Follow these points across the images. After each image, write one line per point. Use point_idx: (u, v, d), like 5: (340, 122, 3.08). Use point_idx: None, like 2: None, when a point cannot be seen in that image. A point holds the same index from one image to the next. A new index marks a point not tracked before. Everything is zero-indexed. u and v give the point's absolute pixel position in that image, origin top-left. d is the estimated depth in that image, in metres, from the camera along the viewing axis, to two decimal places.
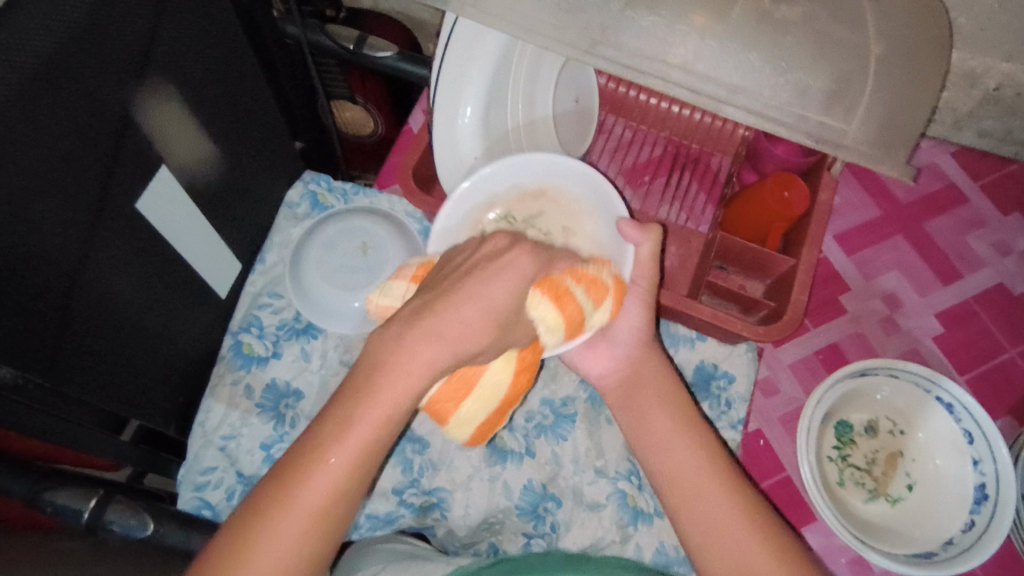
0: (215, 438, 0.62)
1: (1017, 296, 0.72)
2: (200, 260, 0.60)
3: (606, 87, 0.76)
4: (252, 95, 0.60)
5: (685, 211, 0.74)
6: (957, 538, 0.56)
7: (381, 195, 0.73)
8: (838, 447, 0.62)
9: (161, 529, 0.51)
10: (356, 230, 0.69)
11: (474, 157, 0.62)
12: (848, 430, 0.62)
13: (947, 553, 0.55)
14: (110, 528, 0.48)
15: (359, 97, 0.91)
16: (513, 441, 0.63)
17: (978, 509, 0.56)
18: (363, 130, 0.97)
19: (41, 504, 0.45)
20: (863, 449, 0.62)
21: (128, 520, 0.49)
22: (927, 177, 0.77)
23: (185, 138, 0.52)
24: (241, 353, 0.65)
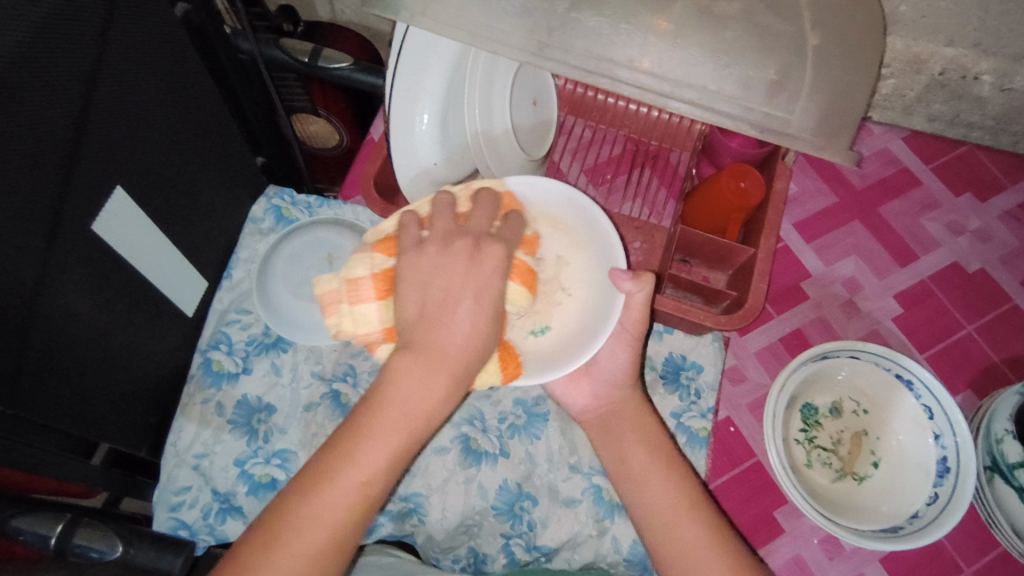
0: (187, 457, 0.62)
1: (972, 274, 0.74)
2: (164, 278, 0.60)
3: (564, 89, 0.77)
4: (210, 111, 0.60)
5: (648, 206, 0.76)
6: (921, 513, 0.58)
7: (345, 206, 0.73)
8: (805, 430, 0.64)
9: (130, 549, 0.50)
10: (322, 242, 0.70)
11: (434, 163, 0.62)
12: (813, 412, 0.64)
13: (913, 527, 0.57)
14: (79, 552, 0.48)
15: (322, 110, 0.91)
16: (487, 443, 0.63)
17: (941, 482, 0.58)
18: (327, 142, 0.97)
19: (7, 530, 0.45)
20: (829, 430, 0.64)
21: (96, 544, 0.49)
22: (880, 162, 0.79)
23: (140, 158, 0.52)
24: (210, 371, 0.65)
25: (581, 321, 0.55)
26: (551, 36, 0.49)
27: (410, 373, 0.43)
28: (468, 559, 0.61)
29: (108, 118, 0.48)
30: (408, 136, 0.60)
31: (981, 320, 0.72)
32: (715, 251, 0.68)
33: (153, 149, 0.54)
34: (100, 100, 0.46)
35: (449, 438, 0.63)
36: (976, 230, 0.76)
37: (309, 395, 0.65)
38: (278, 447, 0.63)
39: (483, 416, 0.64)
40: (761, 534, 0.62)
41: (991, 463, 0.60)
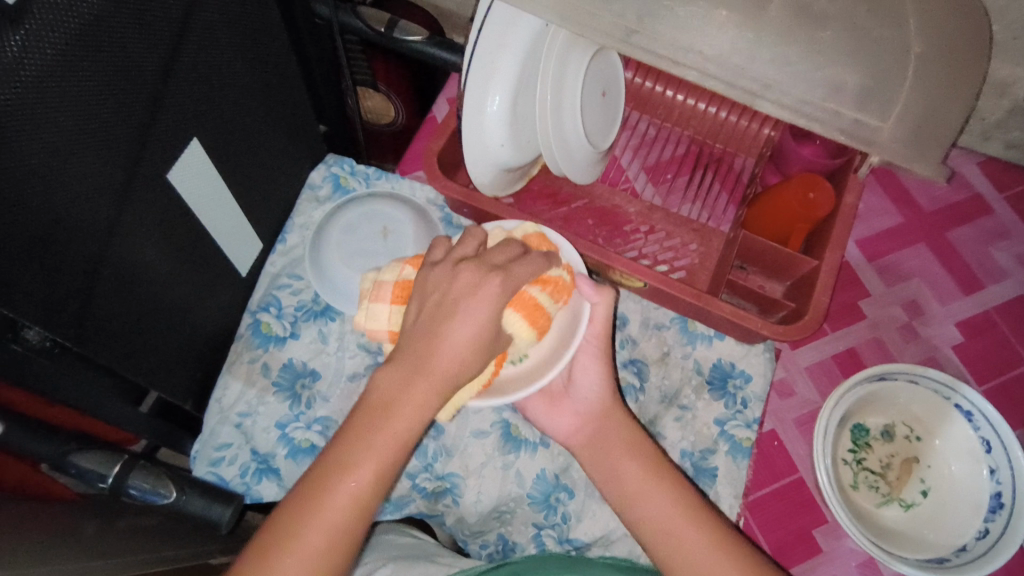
0: (231, 415, 0.62)
1: None
2: (224, 235, 0.60)
3: (631, 83, 0.76)
4: (283, 72, 0.60)
5: (707, 210, 0.74)
6: (969, 546, 0.56)
7: (403, 180, 0.73)
8: (854, 450, 0.62)
9: (184, 497, 0.51)
10: (378, 215, 0.69)
11: (501, 144, 0.61)
12: (864, 433, 0.62)
13: (959, 559, 0.55)
14: (131, 492, 0.49)
15: (382, 85, 0.91)
16: (528, 430, 0.63)
17: (992, 517, 0.56)
18: (382, 118, 0.97)
19: (65, 465, 0.48)
20: (878, 453, 0.62)
21: (148, 486, 0.50)
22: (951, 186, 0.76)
23: (214, 112, 0.52)
24: (259, 332, 0.65)
25: (553, 346, 0.57)
26: (637, 21, 0.47)
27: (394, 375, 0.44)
28: (496, 545, 0.61)
29: (190, 69, 0.47)
30: (478, 114, 0.59)
31: None
32: (776, 260, 0.66)
33: (227, 104, 0.53)
34: (185, 49, 0.46)
35: (490, 421, 0.63)
36: None
37: (353, 365, 0.65)
38: (319, 415, 0.63)
39: None
40: (797, 551, 0.61)
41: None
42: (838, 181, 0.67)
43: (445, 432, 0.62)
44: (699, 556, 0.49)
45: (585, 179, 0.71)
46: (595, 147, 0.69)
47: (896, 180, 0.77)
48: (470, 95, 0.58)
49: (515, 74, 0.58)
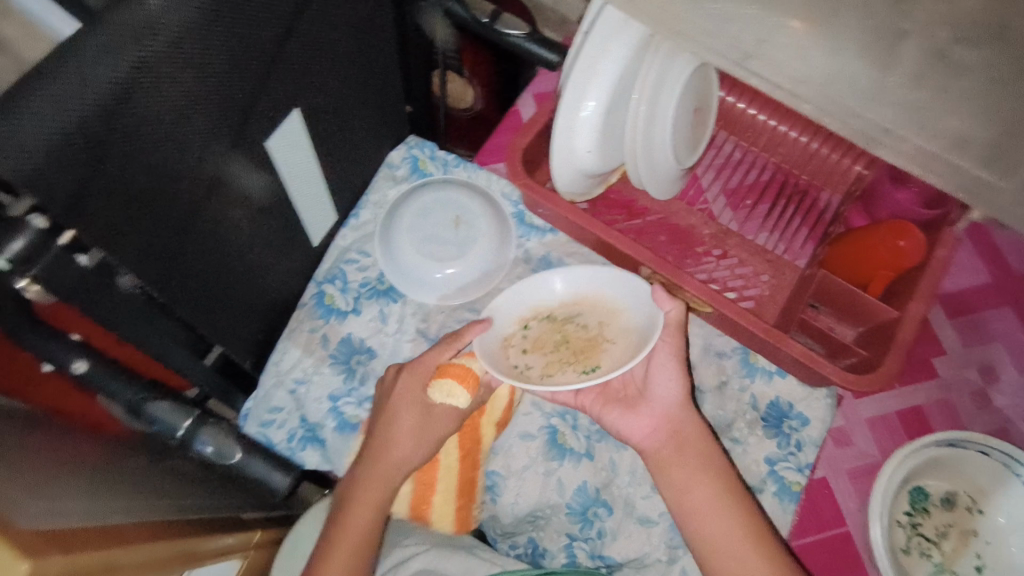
0: (287, 380, 0.64)
1: None
2: (305, 205, 0.61)
3: (723, 101, 0.74)
4: (382, 49, 0.60)
5: (784, 241, 0.72)
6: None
7: (481, 171, 0.73)
8: (910, 513, 0.60)
9: (246, 458, 0.54)
10: (451, 202, 0.69)
11: (586, 150, 0.61)
12: (923, 498, 0.60)
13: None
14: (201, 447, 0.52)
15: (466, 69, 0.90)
16: (574, 440, 0.62)
17: None
18: (459, 104, 0.97)
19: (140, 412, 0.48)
20: (935, 520, 0.59)
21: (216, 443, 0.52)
22: None
23: (317, 83, 0.52)
24: (322, 304, 0.66)
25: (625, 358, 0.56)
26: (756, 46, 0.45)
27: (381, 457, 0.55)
28: (525, 548, 0.61)
29: (304, 44, 0.48)
30: (570, 118, 0.59)
31: None
32: (853, 304, 0.64)
33: (328, 78, 0.54)
34: (303, 24, 0.46)
35: (537, 426, 0.63)
36: None
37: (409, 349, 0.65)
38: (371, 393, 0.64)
39: (575, 413, 0.63)
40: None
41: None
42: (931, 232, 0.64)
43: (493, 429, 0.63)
44: None
45: (664, 195, 0.70)
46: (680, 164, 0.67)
47: (988, 238, 0.73)
48: (565, 96, 0.58)
49: (614, 81, 0.57)
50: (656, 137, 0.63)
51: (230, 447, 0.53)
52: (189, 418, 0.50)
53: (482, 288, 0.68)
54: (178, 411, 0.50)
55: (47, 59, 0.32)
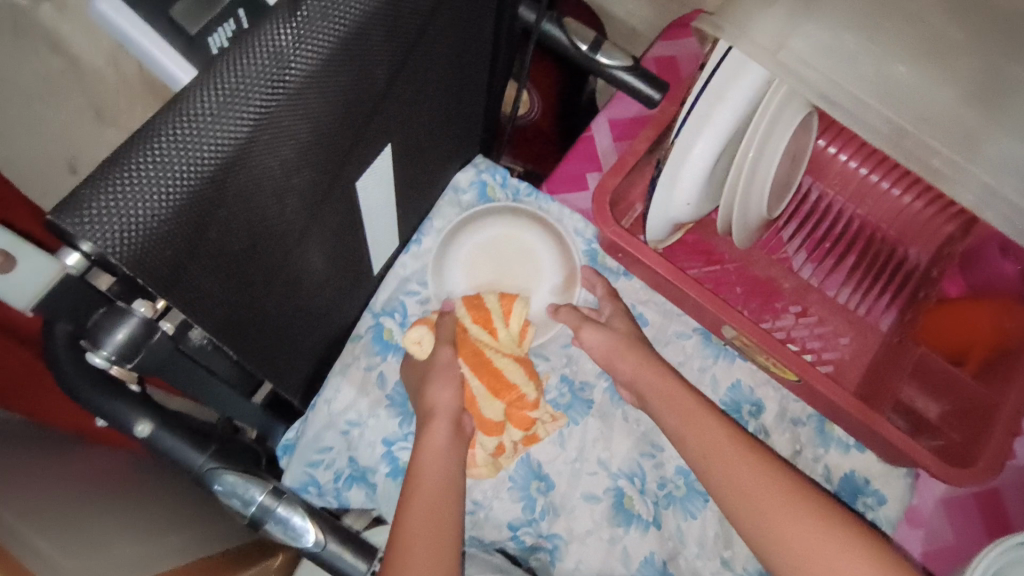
0: (339, 421, 0.59)
1: None
2: (376, 236, 0.56)
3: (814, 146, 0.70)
4: (474, 76, 0.55)
5: (867, 303, 0.68)
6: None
7: (552, 202, 0.68)
8: None
9: (327, 545, 0.50)
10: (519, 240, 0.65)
11: (687, 201, 0.56)
12: None
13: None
14: (270, 526, 0.48)
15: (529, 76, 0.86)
16: (642, 506, 0.58)
17: None
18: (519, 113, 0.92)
19: (208, 481, 0.45)
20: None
21: (288, 521, 0.49)
22: None
23: (412, 114, 0.47)
24: (380, 339, 0.61)
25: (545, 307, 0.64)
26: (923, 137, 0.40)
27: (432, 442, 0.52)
28: None
29: (410, 75, 0.43)
30: (677, 168, 0.54)
31: None
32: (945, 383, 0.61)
33: (425, 110, 0.49)
34: (413, 56, 0.41)
35: (604, 488, 0.59)
36: None
37: None
38: None
39: (643, 476, 0.59)
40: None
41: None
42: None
43: (555, 488, 0.59)
44: None
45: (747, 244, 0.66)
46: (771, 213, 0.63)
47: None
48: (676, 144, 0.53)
49: (732, 135, 0.53)
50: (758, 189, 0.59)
51: (304, 523, 0.49)
52: (263, 490, 0.47)
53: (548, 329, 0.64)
54: (249, 480, 0.47)
55: (160, 118, 0.27)
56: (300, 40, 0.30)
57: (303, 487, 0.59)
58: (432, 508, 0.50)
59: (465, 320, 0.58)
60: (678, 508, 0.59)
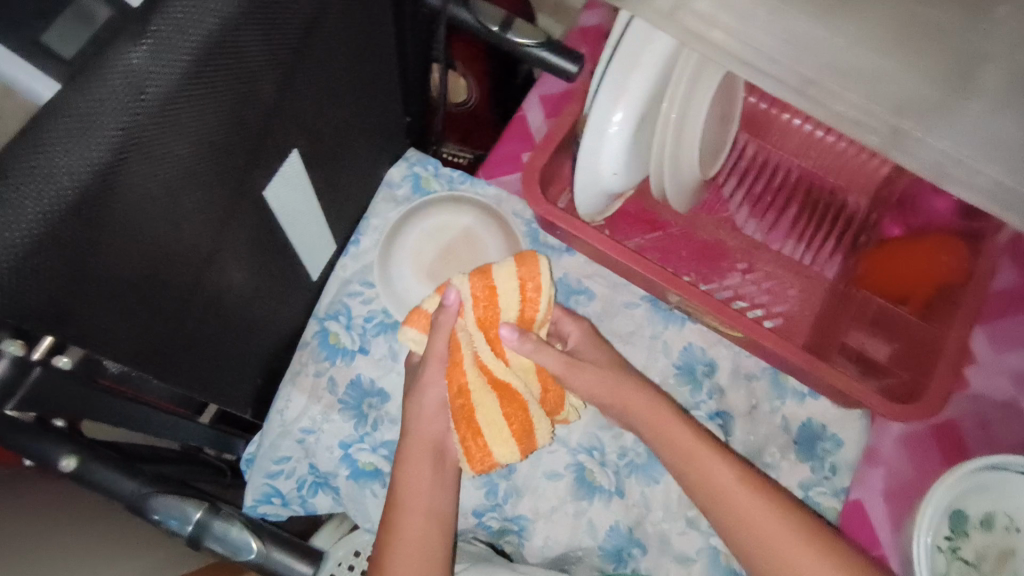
0: (293, 430, 0.59)
1: None
2: (305, 242, 0.56)
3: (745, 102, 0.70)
4: (385, 68, 0.54)
5: (811, 252, 0.68)
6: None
7: (489, 186, 0.68)
8: (949, 537, 0.58)
9: (263, 548, 0.54)
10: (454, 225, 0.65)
11: (614, 171, 0.56)
12: (963, 521, 0.57)
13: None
14: (210, 543, 0.50)
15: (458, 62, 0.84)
16: (604, 477, 0.59)
17: None
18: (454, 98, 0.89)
19: (145, 508, 0.45)
20: (971, 543, 0.57)
21: (227, 536, 0.51)
22: None
23: (317, 118, 0.47)
24: (327, 344, 0.61)
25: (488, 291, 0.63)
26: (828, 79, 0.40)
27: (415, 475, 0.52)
28: None
29: (307, 72, 0.42)
30: (596, 138, 0.54)
31: None
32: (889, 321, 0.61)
33: (332, 109, 0.49)
34: (303, 61, 0.40)
35: (564, 464, 0.59)
36: None
37: None
38: (384, 438, 0.59)
39: (603, 448, 0.60)
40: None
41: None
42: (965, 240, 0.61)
43: (515, 471, 0.59)
44: None
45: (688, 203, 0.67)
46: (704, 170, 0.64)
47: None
48: (591, 117, 0.53)
49: (646, 100, 0.52)
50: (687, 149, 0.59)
51: (244, 536, 0.52)
52: (199, 510, 0.48)
53: None
54: (189, 501, 0.48)
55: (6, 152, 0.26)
56: (154, 58, 0.29)
57: (267, 498, 0.59)
58: (418, 514, 0.51)
59: (466, 320, 0.51)
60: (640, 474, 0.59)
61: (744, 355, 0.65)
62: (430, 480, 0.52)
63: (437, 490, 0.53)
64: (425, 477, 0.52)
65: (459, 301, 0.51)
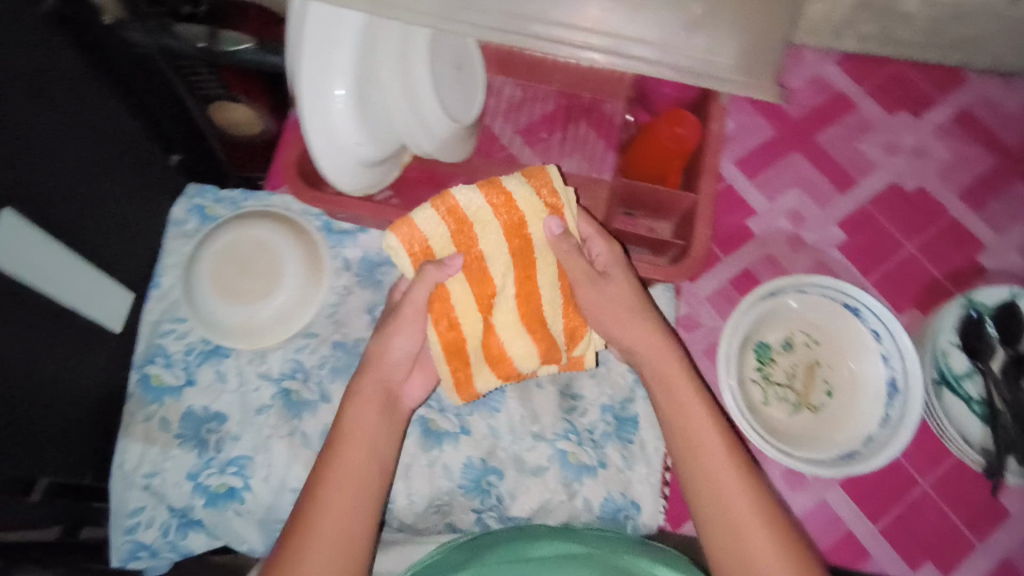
0: (137, 478, 0.60)
1: (910, 194, 0.74)
2: (84, 297, 0.57)
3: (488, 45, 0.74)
4: (111, 117, 0.57)
5: (586, 161, 0.74)
6: (874, 439, 0.59)
7: (272, 196, 0.70)
8: (760, 368, 0.64)
9: None
10: (249, 241, 0.65)
11: (355, 142, 0.58)
12: (767, 350, 0.64)
13: (866, 449, 0.59)
14: None
15: None
16: (446, 423, 0.63)
17: (892, 402, 0.60)
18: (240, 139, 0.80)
19: None
20: (779, 368, 0.64)
21: None
22: (810, 91, 0.76)
23: (33, 182, 0.50)
24: (150, 387, 0.63)
25: (297, 291, 0.65)
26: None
27: (367, 410, 0.54)
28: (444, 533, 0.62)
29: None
30: (322, 115, 0.55)
31: (920, 237, 0.72)
32: (663, 200, 0.66)
33: (59, 161, 0.52)
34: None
35: (409, 422, 0.63)
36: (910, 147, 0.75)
37: (258, 397, 0.63)
38: (231, 456, 0.61)
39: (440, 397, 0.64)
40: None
41: (939, 376, 0.63)
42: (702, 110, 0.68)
43: None
44: (727, 490, 0.50)
45: (457, 156, 0.70)
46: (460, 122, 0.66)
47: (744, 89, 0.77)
48: (307, 95, 0.54)
49: (356, 66, 0.55)
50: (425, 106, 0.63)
51: None
52: None
53: (305, 307, 0.65)
54: None
55: None
56: None
57: (132, 554, 0.60)
58: (346, 515, 0.50)
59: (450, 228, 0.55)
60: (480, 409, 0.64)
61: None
62: (355, 479, 0.51)
63: (376, 444, 0.54)
64: (375, 414, 0.54)
65: (427, 241, 0.55)
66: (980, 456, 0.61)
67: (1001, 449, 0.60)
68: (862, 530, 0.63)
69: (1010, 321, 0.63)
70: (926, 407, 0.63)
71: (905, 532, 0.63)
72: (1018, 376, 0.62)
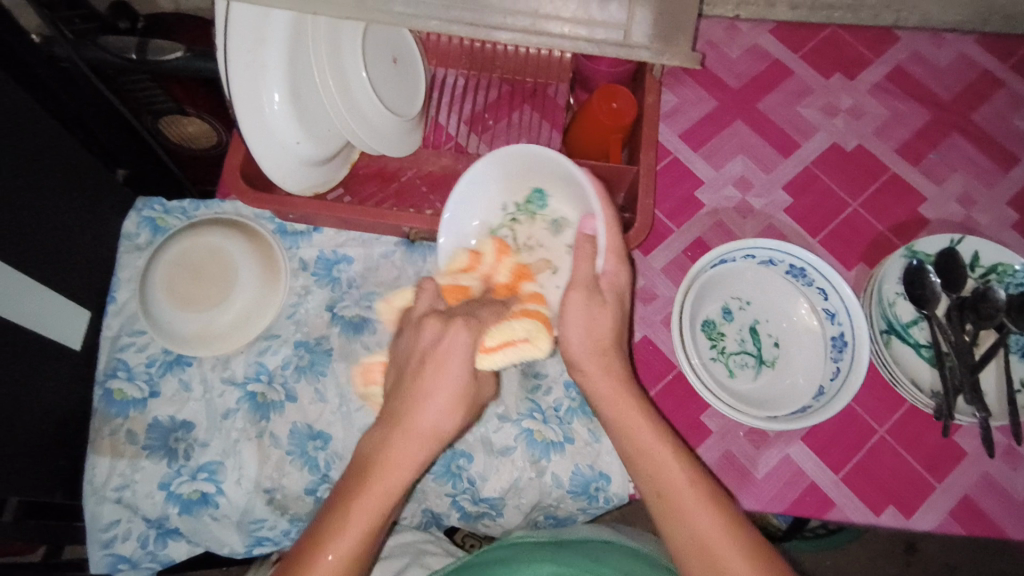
0: (260, 490, 0.62)
1: (946, 166, 0.77)
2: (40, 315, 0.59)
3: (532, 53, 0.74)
4: (55, 145, 0.60)
5: (534, 144, 0.75)
6: (839, 392, 0.62)
7: (326, 232, 0.70)
8: (522, 203, 0.66)
9: None
10: (330, 264, 0.69)
11: (297, 141, 0.59)
12: (538, 198, 0.65)
13: (818, 404, 0.63)
14: None
15: (189, 108, 0.73)
16: (551, 433, 0.65)
17: (840, 356, 0.64)
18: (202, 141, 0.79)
19: None
20: (529, 226, 0.65)
21: None
22: (832, 72, 0.80)
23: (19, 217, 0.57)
24: (256, 404, 0.64)
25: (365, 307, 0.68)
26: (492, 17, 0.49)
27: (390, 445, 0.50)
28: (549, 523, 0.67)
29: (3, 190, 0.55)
30: (258, 119, 0.56)
31: (972, 215, 0.75)
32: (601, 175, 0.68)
33: (11, 193, 0.56)
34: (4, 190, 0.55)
35: (512, 436, 0.65)
36: (941, 122, 0.78)
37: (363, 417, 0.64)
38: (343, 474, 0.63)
39: (540, 407, 0.66)
40: (815, 493, 0.64)
41: (888, 326, 0.67)
42: (639, 84, 0.71)
43: (474, 460, 0.64)
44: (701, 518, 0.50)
45: (395, 153, 0.69)
46: (410, 120, 0.69)
47: (705, 66, 0.80)
48: (242, 99, 0.55)
49: (286, 67, 0.55)
50: (359, 104, 0.63)
51: None
52: None
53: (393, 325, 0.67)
54: None
55: None
56: None
57: (258, 541, 0.63)
58: (358, 532, 0.48)
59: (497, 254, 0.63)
60: (568, 382, 0.67)
61: (629, 273, 0.71)
62: (399, 468, 0.50)
63: (389, 492, 0.49)
64: (401, 457, 0.50)
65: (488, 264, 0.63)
66: (934, 398, 0.64)
67: (952, 391, 0.63)
68: (940, 501, 0.64)
69: (989, 275, 0.67)
70: (875, 353, 0.67)
71: (870, 481, 0.65)
72: (973, 321, 0.65)
